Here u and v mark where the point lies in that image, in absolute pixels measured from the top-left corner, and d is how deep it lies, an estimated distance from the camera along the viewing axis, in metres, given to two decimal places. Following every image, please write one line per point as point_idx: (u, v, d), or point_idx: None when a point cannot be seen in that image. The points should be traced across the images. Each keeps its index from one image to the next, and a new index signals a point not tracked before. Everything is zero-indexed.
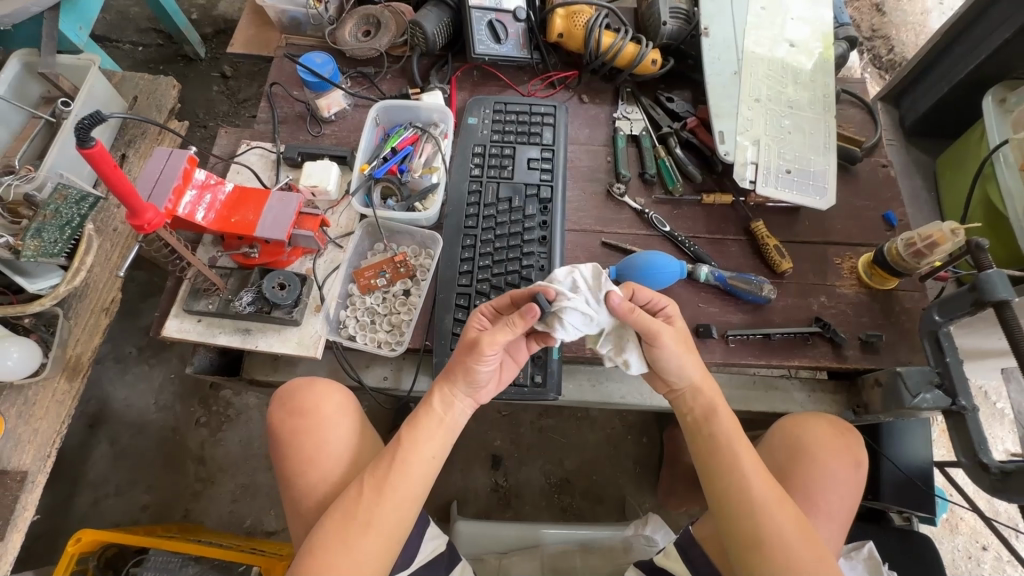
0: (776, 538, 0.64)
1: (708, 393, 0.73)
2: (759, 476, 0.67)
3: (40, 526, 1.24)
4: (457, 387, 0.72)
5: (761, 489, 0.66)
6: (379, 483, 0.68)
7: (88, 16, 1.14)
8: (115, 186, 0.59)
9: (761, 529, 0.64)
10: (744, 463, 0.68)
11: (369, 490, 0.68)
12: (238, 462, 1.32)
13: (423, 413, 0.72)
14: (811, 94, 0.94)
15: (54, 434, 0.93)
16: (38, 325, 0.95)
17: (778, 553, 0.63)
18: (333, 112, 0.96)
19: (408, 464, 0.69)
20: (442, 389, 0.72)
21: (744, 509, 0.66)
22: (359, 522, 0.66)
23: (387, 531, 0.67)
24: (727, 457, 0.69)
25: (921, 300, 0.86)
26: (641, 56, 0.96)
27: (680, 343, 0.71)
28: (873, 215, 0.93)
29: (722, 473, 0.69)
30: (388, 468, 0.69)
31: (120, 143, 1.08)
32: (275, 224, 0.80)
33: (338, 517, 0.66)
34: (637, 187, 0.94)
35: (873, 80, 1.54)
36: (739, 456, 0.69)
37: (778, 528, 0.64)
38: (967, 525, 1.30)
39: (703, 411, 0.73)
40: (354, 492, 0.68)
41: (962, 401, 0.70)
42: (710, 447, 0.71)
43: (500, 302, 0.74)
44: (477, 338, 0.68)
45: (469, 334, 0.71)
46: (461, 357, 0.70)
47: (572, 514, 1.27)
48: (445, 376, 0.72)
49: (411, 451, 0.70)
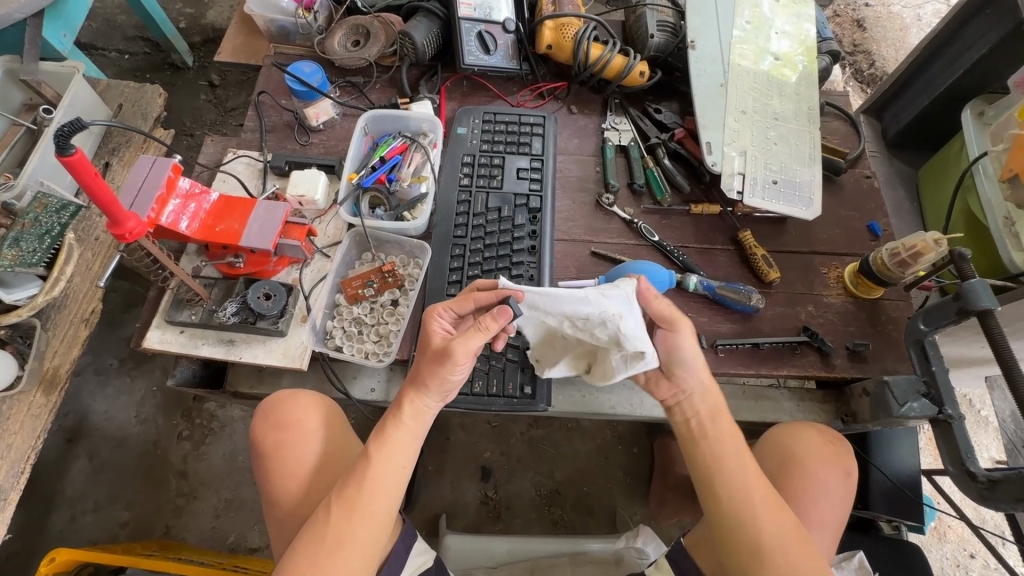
0: (778, 541, 0.64)
1: (713, 398, 0.73)
2: (759, 481, 0.68)
3: (13, 545, 1.20)
4: (422, 394, 0.71)
5: (758, 495, 0.67)
6: (349, 502, 0.66)
7: (73, 22, 1.13)
8: (96, 197, 0.59)
9: (761, 532, 0.65)
10: (747, 468, 0.69)
11: (338, 510, 0.66)
12: (221, 477, 1.29)
13: (391, 426, 0.70)
14: (795, 106, 0.96)
15: (29, 449, 0.90)
16: (14, 336, 0.92)
17: (779, 559, 0.63)
18: (322, 120, 0.96)
19: (374, 479, 0.68)
20: (416, 396, 0.71)
21: (746, 510, 0.66)
22: (331, 542, 0.65)
23: (363, 550, 0.66)
24: (730, 461, 0.69)
25: (906, 309, 0.87)
26: (629, 68, 0.97)
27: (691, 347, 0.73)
28: (859, 225, 0.94)
29: (724, 476, 0.68)
30: (357, 487, 0.67)
31: (103, 151, 1.06)
32: (261, 233, 0.79)
33: (309, 540, 0.65)
34: (626, 197, 0.95)
35: (855, 94, 1.57)
36: (739, 461, 0.69)
37: (780, 531, 0.65)
38: (956, 533, 1.31)
39: (706, 415, 0.73)
40: (323, 512, 0.67)
41: (948, 410, 0.71)
42: (710, 452, 0.71)
43: (458, 303, 0.73)
44: (447, 347, 0.68)
45: (434, 343, 0.70)
46: (431, 364, 0.69)
47: (562, 526, 1.26)
48: (412, 384, 0.71)
49: (382, 463, 0.69)
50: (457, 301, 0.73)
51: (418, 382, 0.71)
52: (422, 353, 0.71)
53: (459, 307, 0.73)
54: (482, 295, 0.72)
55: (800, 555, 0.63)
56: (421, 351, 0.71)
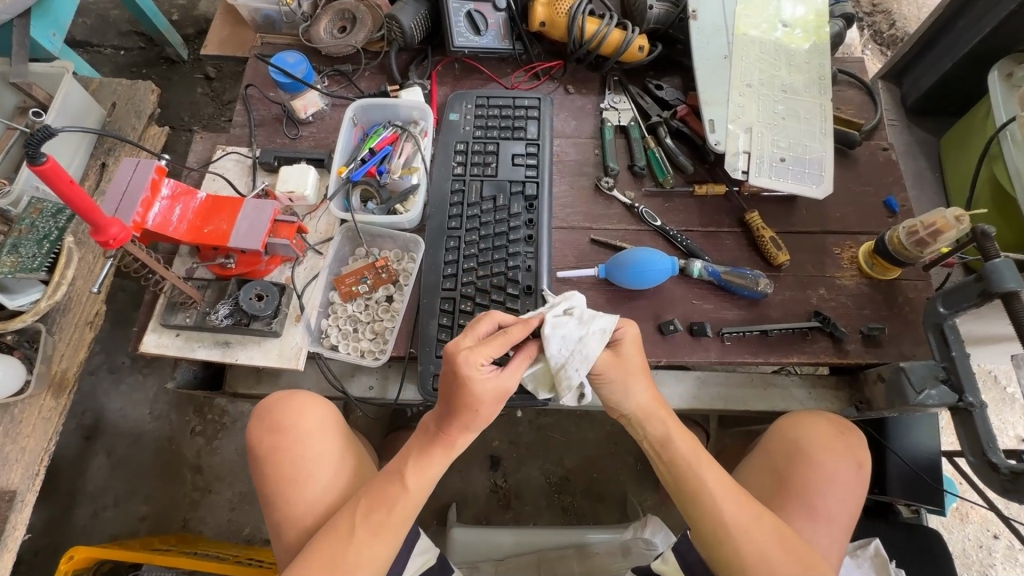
0: (755, 556, 0.63)
1: (659, 417, 0.71)
2: (728, 494, 0.67)
3: (40, 540, 1.24)
4: (470, 431, 0.68)
5: (732, 506, 0.66)
6: (374, 525, 0.66)
7: (61, 21, 1.11)
8: (75, 204, 0.56)
9: (737, 550, 0.64)
10: (710, 484, 0.67)
11: (362, 531, 0.66)
12: (235, 471, 1.31)
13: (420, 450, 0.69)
14: (806, 76, 0.90)
15: (43, 451, 0.87)
16: (20, 341, 0.89)
17: (760, 570, 0.63)
18: (310, 113, 0.93)
19: (403, 503, 0.67)
20: (464, 432, 0.68)
21: (716, 526, 0.65)
22: (348, 563, 0.64)
23: (374, 566, 0.66)
24: (689, 481, 0.68)
25: (925, 290, 0.82)
26: (627, 43, 0.92)
27: (618, 370, 0.69)
28: (874, 200, 0.89)
29: (690, 495, 0.68)
30: (385, 512, 0.67)
31: (99, 152, 1.01)
32: (250, 233, 0.77)
33: (323, 554, 0.65)
34: (627, 180, 0.91)
35: (874, 58, 1.49)
36: (702, 478, 0.68)
37: (757, 544, 0.64)
38: (978, 514, 1.28)
39: (658, 437, 0.71)
40: (343, 531, 0.66)
41: (969, 397, 0.67)
42: (673, 471, 0.70)
43: (496, 344, 0.63)
44: (508, 387, 0.64)
45: (490, 390, 0.63)
46: (489, 410, 0.65)
47: (573, 513, 1.25)
48: (461, 424, 0.66)
49: (416, 490, 0.68)
50: (495, 344, 0.63)
51: (464, 422, 0.66)
52: (479, 403, 0.64)
53: (496, 350, 0.64)
54: (517, 332, 0.65)
55: (783, 560, 0.63)
56: (473, 402, 0.64)
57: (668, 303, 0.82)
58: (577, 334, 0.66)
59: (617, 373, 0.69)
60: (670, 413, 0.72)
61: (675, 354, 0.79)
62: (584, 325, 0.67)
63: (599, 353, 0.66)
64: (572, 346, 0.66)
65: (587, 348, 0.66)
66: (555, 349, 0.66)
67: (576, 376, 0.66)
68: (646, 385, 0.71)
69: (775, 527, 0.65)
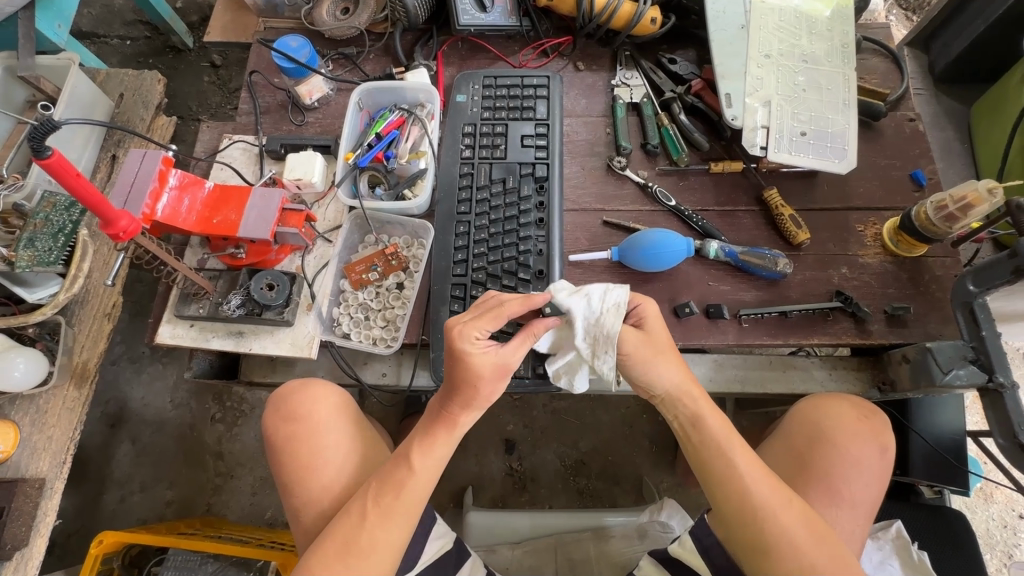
0: (788, 545, 0.62)
1: (692, 397, 0.70)
2: (760, 479, 0.65)
3: (73, 524, 1.28)
4: (472, 410, 0.68)
5: (763, 490, 0.64)
6: (384, 510, 0.66)
7: (67, 11, 1.07)
8: (82, 197, 0.54)
9: (767, 532, 0.63)
10: (741, 469, 0.66)
11: (373, 517, 0.66)
12: (255, 456, 1.33)
13: (424, 436, 0.69)
14: (828, 45, 0.86)
15: (68, 439, 0.88)
16: (42, 334, 0.88)
17: (789, 555, 0.61)
18: (315, 98, 0.92)
19: (411, 489, 0.67)
20: (467, 412, 0.68)
21: (744, 509, 0.64)
22: (360, 546, 0.65)
23: (389, 553, 0.66)
24: (722, 460, 0.67)
25: (953, 267, 0.79)
26: (639, 15, 0.88)
27: (649, 349, 0.69)
28: (900, 174, 0.85)
29: (720, 474, 0.66)
30: (396, 496, 0.67)
31: (109, 144, 1.00)
32: (259, 222, 0.76)
33: (337, 541, 0.65)
34: (640, 159, 0.88)
35: (899, 23, 1.42)
36: (734, 460, 0.66)
37: (786, 530, 0.62)
38: (1003, 494, 1.26)
39: (689, 418, 0.70)
40: (355, 515, 0.66)
41: (999, 377, 0.65)
42: (703, 451, 0.68)
43: (492, 319, 0.65)
44: (503, 363, 0.65)
45: (478, 368, 0.63)
46: (486, 385, 0.65)
47: (589, 495, 1.26)
48: (461, 403, 0.67)
49: (424, 472, 0.68)
50: (488, 319, 0.64)
51: (464, 400, 0.66)
52: (468, 379, 0.64)
53: (491, 324, 0.65)
54: (512, 305, 0.65)
55: (814, 549, 0.61)
56: (465, 376, 0.64)
57: (683, 286, 0.80)
58: (591, 316, 0.68)
59: (646, 355, 0.68)
60: (703, 394, 0.70)
61: (691, 337, 0.78)
62: (600, 302, 0.69)
63: (619, 328, 0.67)
64: (593, 328, 0.68)
65: (608, 325, 0.68)
66: (581, 331, 0.69)
67: (608, 357, 0.68)
68: (676, 363, 0.70)
69: (805, 515, 0.63)
